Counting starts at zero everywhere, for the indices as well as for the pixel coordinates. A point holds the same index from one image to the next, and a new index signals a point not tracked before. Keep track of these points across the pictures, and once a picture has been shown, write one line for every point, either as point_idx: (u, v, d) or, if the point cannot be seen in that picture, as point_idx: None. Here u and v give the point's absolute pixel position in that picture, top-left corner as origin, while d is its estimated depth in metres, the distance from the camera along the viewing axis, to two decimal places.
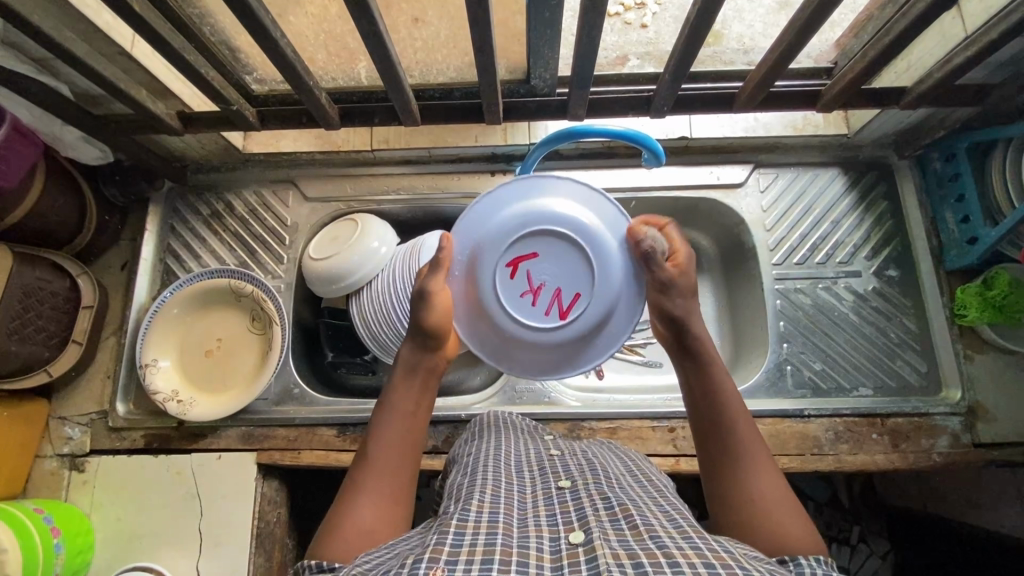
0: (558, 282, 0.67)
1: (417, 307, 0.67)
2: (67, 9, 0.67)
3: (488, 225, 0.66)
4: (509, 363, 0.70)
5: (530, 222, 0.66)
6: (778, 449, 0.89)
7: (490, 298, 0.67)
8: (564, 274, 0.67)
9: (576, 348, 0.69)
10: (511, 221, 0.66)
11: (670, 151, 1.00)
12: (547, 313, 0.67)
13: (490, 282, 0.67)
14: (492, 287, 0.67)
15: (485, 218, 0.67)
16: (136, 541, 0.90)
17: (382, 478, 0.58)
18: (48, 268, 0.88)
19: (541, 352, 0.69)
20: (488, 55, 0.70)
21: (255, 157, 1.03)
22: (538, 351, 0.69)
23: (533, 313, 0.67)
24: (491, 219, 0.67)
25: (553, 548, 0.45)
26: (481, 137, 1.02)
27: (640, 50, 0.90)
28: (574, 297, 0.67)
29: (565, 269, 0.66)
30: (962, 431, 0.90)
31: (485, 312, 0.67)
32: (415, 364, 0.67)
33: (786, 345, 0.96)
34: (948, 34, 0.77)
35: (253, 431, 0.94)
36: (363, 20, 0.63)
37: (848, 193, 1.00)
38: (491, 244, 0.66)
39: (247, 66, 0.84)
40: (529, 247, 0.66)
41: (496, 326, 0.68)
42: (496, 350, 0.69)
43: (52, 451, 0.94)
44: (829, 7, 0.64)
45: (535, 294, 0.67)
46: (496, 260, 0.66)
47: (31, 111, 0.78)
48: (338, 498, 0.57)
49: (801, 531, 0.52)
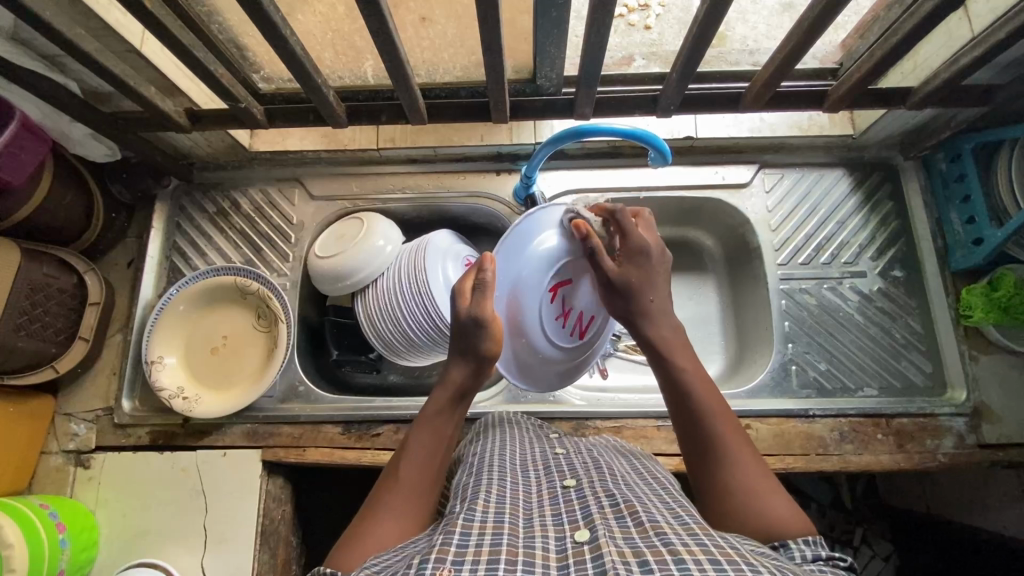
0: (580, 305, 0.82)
1: (473, 335, 0.68)
2: (78, 6, 0.67)
3: (523, 254, 0.77)
4: (531, 378, 0.82)
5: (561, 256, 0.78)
6: (783, 449, 0.89)
7: (533, 321, 0.78)
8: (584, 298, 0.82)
9: (586, 359, 0.87)
10: (542, 252, 0.77)
11: (675, 151, 1.01)
12: (570, 333, 0.82)
13: (535, 308, 0.78)
14: (530, 311, 0.77)
15: (519, 246, 0.77)
16: (141, 537, 0.90)
17: (402, 489, 0.59)
18: (55, 265, 0.89)
19: (555, 364, 0.83)
20: (496, 54, 0.71)
21: (261, 155, 1.04)
22: (554, 363, 0.83)
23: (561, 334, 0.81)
24: (524, 247, 0.77)
25: (558, 548, 0.45)
26: (487, 136, 1.02)
27: (645, 51, 0.91)
28: (589, 319, 0.84)
29: (587, 297, 0.82)
30: (967, 432, 0.90)
31: (522, 331, 0.78)
32: (456, 385, 0.67)
33: (791, 345, 0.96)
34: (954, 35, 0.78)
35: (258, 429, 0.94)
36: (373, 18, 0.63)
37: (854, 194, 1.00)
38: (535, 275, 0.77)
39: (255, 64, 0.84)
40: (560, 275, 0.79)
41: (529, 344, 0.79)
42: (522, 365, 0.80)
43: (58, 447, 0.94)
44: (835, 8, 0.64)
45: (564, 318, 0.81)
46: (539, 288, 0.77)
47: (39, 108, 0.78)
48: (363, 509, 0.58)
49: (781, 509, 0.54)
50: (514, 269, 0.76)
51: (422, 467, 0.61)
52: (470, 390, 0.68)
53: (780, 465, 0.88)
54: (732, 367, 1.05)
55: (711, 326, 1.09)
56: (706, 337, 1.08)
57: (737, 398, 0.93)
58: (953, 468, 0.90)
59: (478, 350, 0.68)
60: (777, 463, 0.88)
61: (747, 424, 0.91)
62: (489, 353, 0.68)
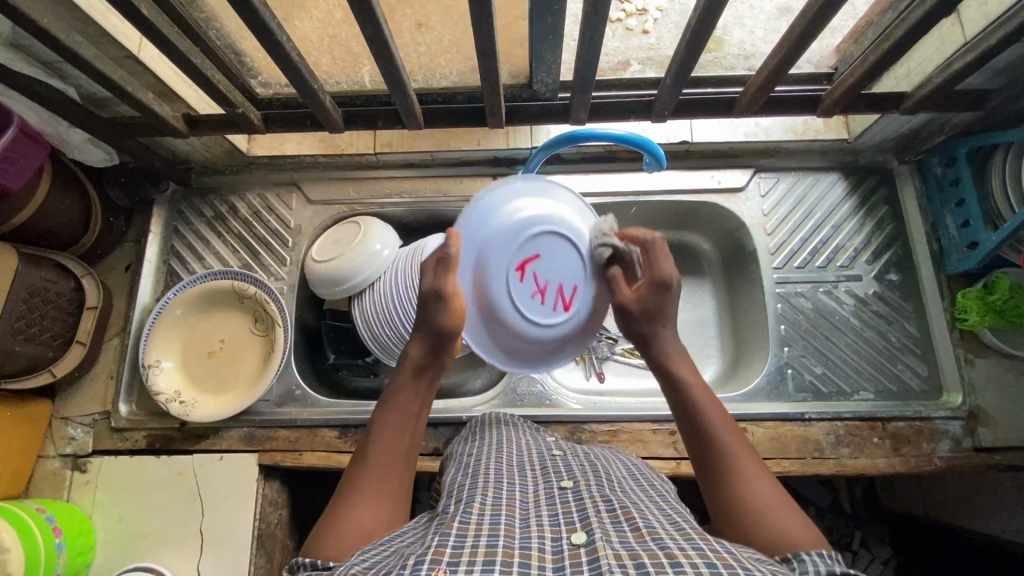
0: (559, 279, 0.71)
1: (430, 310, 0.65)
2: (76, 13, 0.68)
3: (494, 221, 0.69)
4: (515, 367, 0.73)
5: (535, 226, 0.69)
6: (780, 453, 0.90)
7: (501, 300, 0.69)
8: (565, 271, 0.71)
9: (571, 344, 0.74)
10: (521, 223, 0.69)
11: (671, 156, 1.01)
12: (554, 310, 0.71)
13: (500, 284, 0.68)
14: (495, 285, 0.68)
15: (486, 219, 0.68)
16: (138, 541, 0.90)
17: (376, 479, 0.59)
18: (53, 269, 0.89)
19: (527, 350, 0.72)
20: (491, 60, 0.71)
21: (259, 160, 1.04)
22: (522, 346, 0.71)
23: (540, 312, 0.70)
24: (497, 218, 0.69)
25: (555, 548, 0.46)
26: (484, 141, 1.02)
27: (641, 55, 0.92)
28: (574, 288, 0.72)
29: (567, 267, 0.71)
30: (964, 435, 0.90)
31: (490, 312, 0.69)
32: (414, 360, 0.66)
33: (787, 349, 0.96)
34: (946, 40, 0.78)
35: (255, 432, 0.94)
36: (368, 25, 0.63)
37: (849, 198, 1.01)
38: (501, 246, 0.68)
39: (252, 69, 0.85)
40: (534, 249, 0.69)
41: (499, 325, 0.69)
42: (504, 350, 0.71)
43: (55, 451, 0.95)
44: (827, 14, 0.64)
45: (542, 294, 0.70)
46: (507, 263, 0.68)
47: (37, 114, 0.79)
48: (334, 495, 0.58)
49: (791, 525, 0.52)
50: (478, 232, 0.68)
51: (391, 448, 0.61)
52: (432, 365, 0.67)
53: (775, 469, 0.88)
54: (729, 370, 1.05)
55: (707, 330, 1.09)
56: (703, 341, 1.08)
57: (734, 401, 0.93)
58: (949, 471, 0.90)
59: (433, 325, 0.65)
60: (772, 467, 0.88)
61: (744, 428, 0.91)
62: (448, 328, 0.65)
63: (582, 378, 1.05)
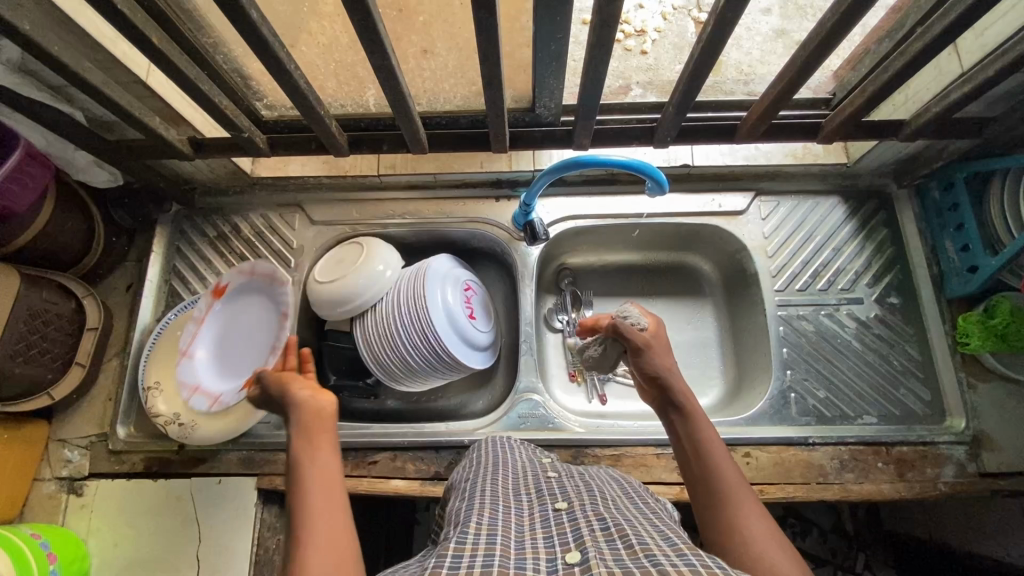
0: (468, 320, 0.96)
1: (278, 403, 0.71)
2: (87, 40, 0.68)
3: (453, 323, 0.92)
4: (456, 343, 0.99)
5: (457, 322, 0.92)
6: (783, 477, 0.89)
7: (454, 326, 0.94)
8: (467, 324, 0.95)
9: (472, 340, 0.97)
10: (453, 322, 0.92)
11: (672, 179, 1.02)
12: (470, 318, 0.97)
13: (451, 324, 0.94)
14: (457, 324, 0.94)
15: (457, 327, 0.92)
16: (133, 567, 0.89)
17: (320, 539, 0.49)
18: (54, 290, 0.89)
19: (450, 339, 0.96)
20: (497, 88, 0.72)
21: (263, 181, 1.05)
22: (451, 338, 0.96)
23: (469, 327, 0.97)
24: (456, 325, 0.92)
25: (549, 570, 0.45)
26: (487, 164, 1.03)
27: (643, 79, 0.96)
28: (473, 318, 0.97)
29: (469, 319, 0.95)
30: (968, 460, 0.90)
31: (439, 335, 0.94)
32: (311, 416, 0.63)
33: (790, 372, 0.96)
34: (943, 70, 0.80)
35: (254, 456, 0.94)
36: (376, 54, 0.64)
37: (848, 221, 1.01)
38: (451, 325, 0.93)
39: (258, 93, 0.86)
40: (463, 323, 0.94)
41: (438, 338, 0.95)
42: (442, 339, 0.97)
43: (50, 474, 0.93)
44: (829, 45, 0.65)
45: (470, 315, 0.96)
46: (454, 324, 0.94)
47: (44, 136, 0.79)
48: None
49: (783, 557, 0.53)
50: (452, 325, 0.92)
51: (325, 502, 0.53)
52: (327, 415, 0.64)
53: (780, 494, 0.87)
54: (731, 393, 1.04)
55: (710, 351, 1.09)
56: (705, 363, 1.08)
57: (736, 423, 0.93)
58: (954, 497, 0.90)
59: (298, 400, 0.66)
60: (776, 491, 0.88)
61: (747, 452, 0.90)
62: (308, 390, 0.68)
63: (583, 401, 1.05)
